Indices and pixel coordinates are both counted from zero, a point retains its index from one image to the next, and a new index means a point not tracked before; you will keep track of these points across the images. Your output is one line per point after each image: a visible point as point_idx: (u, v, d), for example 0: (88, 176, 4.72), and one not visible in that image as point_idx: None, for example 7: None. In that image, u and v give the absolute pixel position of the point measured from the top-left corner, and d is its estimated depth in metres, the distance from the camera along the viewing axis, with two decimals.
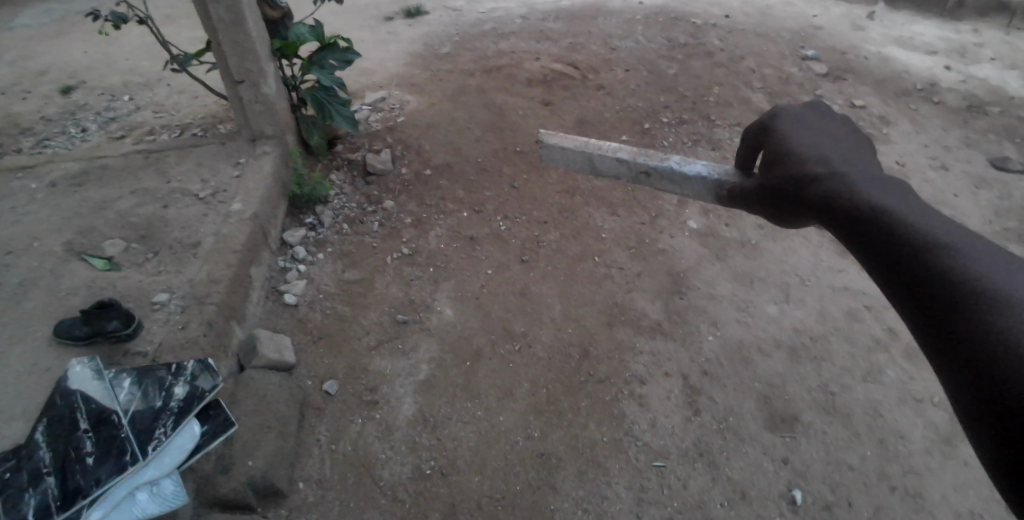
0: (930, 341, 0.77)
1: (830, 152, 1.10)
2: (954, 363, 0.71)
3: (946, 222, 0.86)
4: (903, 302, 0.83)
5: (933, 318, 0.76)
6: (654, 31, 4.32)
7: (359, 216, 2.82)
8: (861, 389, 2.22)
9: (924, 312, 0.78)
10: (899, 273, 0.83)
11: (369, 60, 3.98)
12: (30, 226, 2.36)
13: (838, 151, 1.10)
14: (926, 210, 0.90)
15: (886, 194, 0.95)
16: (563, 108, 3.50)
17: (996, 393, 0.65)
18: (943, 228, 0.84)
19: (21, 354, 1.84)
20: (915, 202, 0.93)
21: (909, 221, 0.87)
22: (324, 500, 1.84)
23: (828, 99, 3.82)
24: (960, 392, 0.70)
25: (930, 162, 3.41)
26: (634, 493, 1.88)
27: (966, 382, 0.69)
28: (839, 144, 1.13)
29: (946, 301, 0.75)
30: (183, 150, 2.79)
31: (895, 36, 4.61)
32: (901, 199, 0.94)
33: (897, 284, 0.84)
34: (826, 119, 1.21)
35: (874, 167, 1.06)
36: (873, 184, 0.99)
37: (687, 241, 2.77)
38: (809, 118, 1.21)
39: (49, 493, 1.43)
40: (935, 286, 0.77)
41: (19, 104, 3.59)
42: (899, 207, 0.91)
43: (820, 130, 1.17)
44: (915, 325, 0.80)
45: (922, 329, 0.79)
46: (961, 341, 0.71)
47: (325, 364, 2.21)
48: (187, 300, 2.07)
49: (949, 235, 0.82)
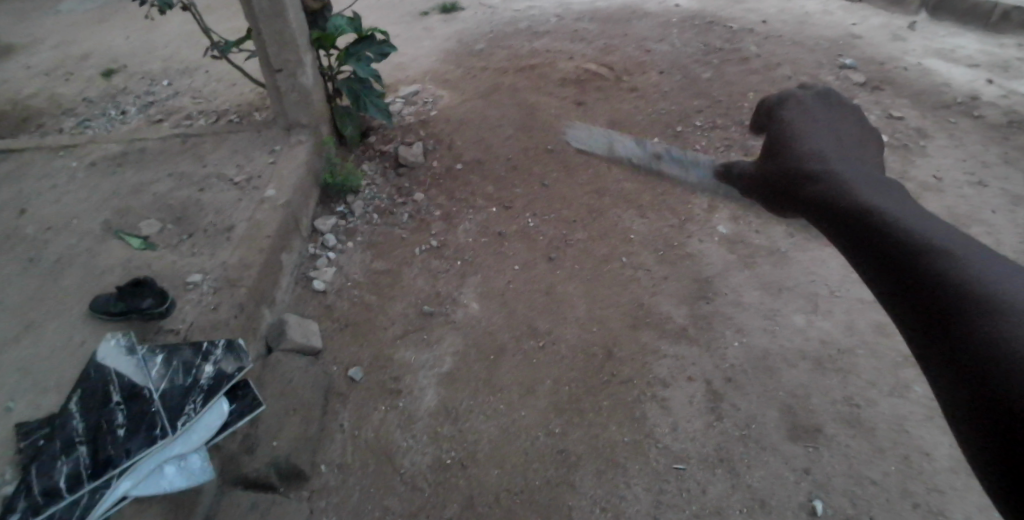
0: (921, 342, 0.77)
1: (853, 183, 1.14)
2: (945, 363, 0.71)
3: (951, 232, 0.89)
4: (896, 304, 0.84)
5: (926, 317, 0.77)
6: (688, 35, 4.29)
7: (388, 207, 2.85)
8: (888, 403, 2.18)
9: (917, 313, 0.79)
10: (897, 274, 0.86)
11: (404, 55, 4.03)
12: (70, 204, 2.43)
13: (859, 175, 1.18)
14: (931, 223, 0.94)
15: (897, 209, 1.00)
16: (595, 109, 3.50)
17: (997, 398, 0.62)
18: (946, 235, 0.87)
19: (60, 327, 1.91)
20: (923, 216, 0.98)
21: (915, 229, 0.91)
22: (344, 485, 1.87)
23: (864, 110, 3.76)
24: (954, 394, 0.68)
25: (967, 178, 3.33)
26: (652, 496, 1.87)
27: (957, 382, 0.68)
28: (861, 169, 1.21)
29: (936, 300, 0.76)
30: (219, 136, 2.85)
31: (936, 48, 4.50)
32: (910, 213, 0.98)
33: (892, 286, 0.86)
34: (850, 148, 1.30)
35: (890, 188, 1.12)
36: (886, 201, 1.05)
37: (715, 246, 2.74)
38: (845, 159, 1.25)
39: (80, 462, 1.47)
40: (928, 285, 0.79)
41: (64, 87, 3.70)
42: (906, 218, 0.95)
43: (843, 157, 1.25)
44: (907, 325, 0.81)
45: (913, 330, 0.79)
46: (951, 340, 0.71)
47: (350, 351, 2.24)
48: (219, 282, 2.11)
49: (950, 241, 0.85)
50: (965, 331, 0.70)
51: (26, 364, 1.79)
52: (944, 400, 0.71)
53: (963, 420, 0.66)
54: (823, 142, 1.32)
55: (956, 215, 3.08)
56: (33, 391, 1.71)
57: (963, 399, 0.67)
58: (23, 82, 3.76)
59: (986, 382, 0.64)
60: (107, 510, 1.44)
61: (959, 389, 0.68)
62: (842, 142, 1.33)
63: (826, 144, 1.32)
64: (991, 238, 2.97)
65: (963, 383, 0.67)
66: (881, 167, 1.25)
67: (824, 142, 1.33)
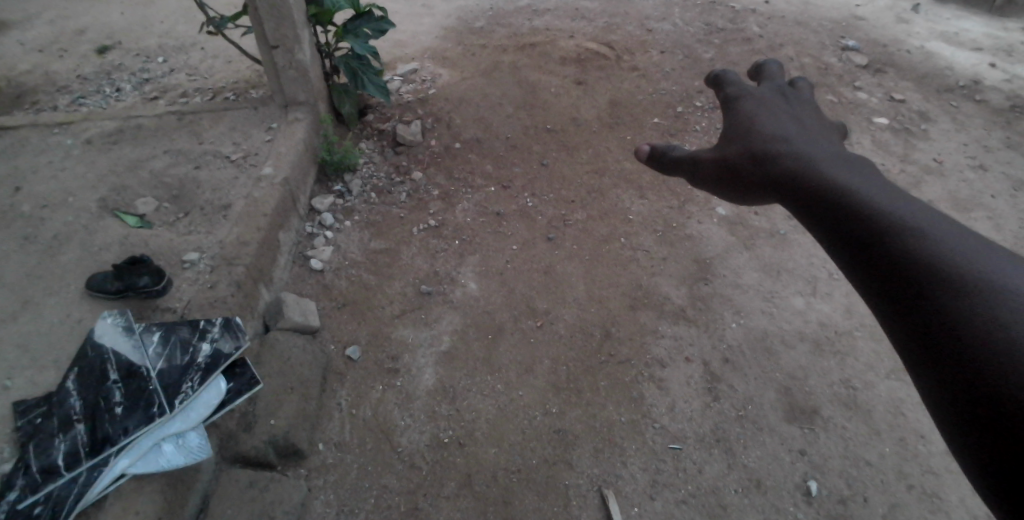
0: (891, 325, 0.75)
1: (793, 135, 1.09)
2: (914, 346, 0.70)
3: (905, 198, 0.85)
4: (863, 283, 0.80)
5: (896, 299, 0.74)
6: (691, 15, 4.22)
7: (387, 186, 2.83)
8: (885, 386, 2.18)
9: (887, 293, 0.76)
10: (858, 250, 0.81)
11: (402, 33, 3.97)
12: (65, 181, 2.40)
13: (799, 133, 1.10)
14: (884, 188, 0.89)
15: (845, 173, 0.95)
16: (596, 89, 3.46)
17: (966, 377, 0.63)
18: (898, 202, 0.84)
19: (57, 305, 1.89)
20: (875, 179, 0.94)
21: (870, 197, 0.86)
22: (343, 462, 1.88)
23: (867, 92, 3.72)
24: (919, 368, 0.70)
25: (968, 162, 3.31)
26: (649, 475, 1.88)
27: (932, 367, 0.67)
28: (805, 126, 1.12)
29: (907, 280, 0.73)
30: (216, 113, 2.81)
31: (940, 30, 4.44)
32: (861, 176, 0.94)
33: (852, 261, 0.82)
34: (784, 94, 1.21)
35: (832, 147, 1.06)
36: (834, 165, 0.98)
37: (715, 228, 2.72)
38: (776, 103, 1.18)
39: (78, 440, 1.47)
40: (891, 262, 0.75)
41: (58, 63, 3.64)
42: (858, 185, 0.91)
43: (781, 111, 1.16)
44: (879, 307, 0.78)
45: (886, 313, 0.76)
46: (929, 327, 0.68)
47: (348, 330, 2.24)
48: (217, 261, 2.09)
49: (912, 212, 0.80)
50: (941, 314, 0.67)
51: (23, 341, 1.78)
52: (920, 382, 0.70)
53: (952, 415, 0.64)
54: (755, 94, 1.21)
55: (956, 199, 3.06)
56: (31, 368, 1.71)
57: (930, 374, 0.68)
58: (16, 58, 3.71)
59: (978, 372, 0.62)
60: (106, 486, 1.46)
61: (943, 379, 0.65)
62: (775, 88, 1.23)
63: (761, 95, 1.21)
64: (990, 222, 2.95)
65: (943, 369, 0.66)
66: (822, 115, 1.17)
67: (755, 92, 1.21)
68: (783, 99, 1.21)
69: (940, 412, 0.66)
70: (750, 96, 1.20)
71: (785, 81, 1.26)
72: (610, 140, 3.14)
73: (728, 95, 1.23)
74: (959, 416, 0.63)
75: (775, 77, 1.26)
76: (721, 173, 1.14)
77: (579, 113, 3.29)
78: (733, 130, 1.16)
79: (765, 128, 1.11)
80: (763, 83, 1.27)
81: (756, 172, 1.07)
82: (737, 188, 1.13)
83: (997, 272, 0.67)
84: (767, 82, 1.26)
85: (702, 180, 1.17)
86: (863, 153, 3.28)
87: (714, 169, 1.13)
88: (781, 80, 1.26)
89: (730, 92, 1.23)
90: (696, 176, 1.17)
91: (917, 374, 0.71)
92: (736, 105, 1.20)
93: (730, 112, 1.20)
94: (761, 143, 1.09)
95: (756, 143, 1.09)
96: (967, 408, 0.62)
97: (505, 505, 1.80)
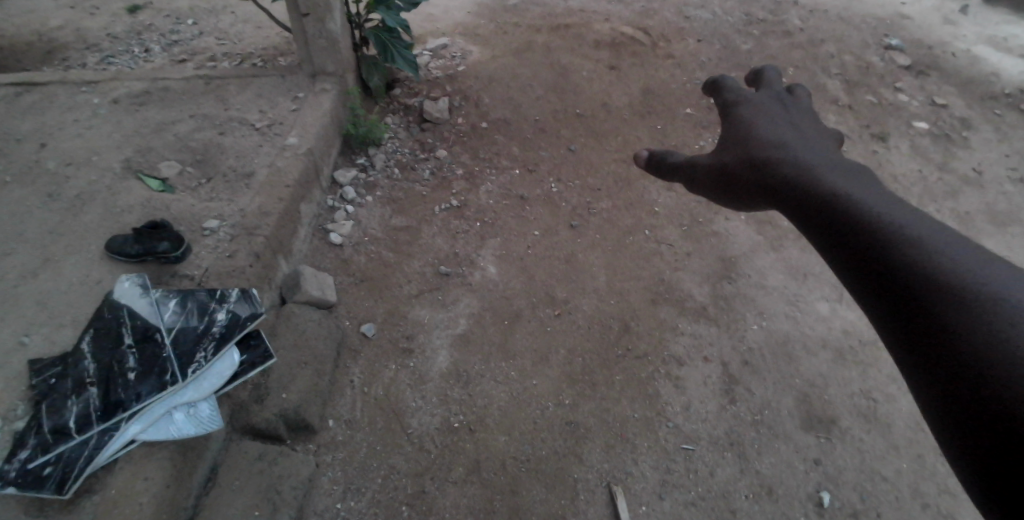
0: (891, 341, 0.70)
1: (792, 142, 1.03)
2: (916, 364, 0.65)
3: (905, 209, 0.79)
4: (864, 299, 0.75)
5: (895, 315, 0.69)
6: (731, 3, 4.09)
7: (410, 162, 2.80)
8: (907, 400, 2.12)
9: (889, 310, 0.70)
10: (856, 263, 0.76)
11: (434, 6, 3.90)
12: (91, 140, 2.40)
13: (797, 139, 1.04)
14: (884, 197, 0.84)
15: (845, 181, 0.90)
16: (628, 75, 3.37)
17: (969, 394, 0.58)
18: (899, 213, 0.78)
19: (78, 265, 1.89)
20: (875, 187, 0.88)
21: (870, 207, 0.81)
22: (352, 440, 1.88)
23: (908, 94, 3.59)
24: (921, 386, 0.65)
25: (1010, 174, 3.18)
26: (659, 475, 1.85)
27: (933, 386, 0.63)
28: (804, 132, 1.06)
29: (905, 297, 0.68)
30: (243, 79, 2.78)
31: (988, 34, 4.26)
32: (861, 185, 0.88)
33: (853, 279, 0.77)
34: (783, 99, 1.15)
35: (833, 155, 1.00)
36: (835, 174, 0.92)
37: (743, 226, 2.66)
38: (774, 109, 1.12)
39: (90, 403, 1.48)
40: (893, 278, 0.70)
41: (89, 20, 3.63)
42: (859, 194, 0.85)
43: (780, 116, 1.10)
44: (879, 323, 0.72)
45: (886, 331, 0.71)
46: (930, 343, 0.64)
47: (365, 306, 2.23)
48: (237, 230, 2.08)
49: (912, 224, 0.75)
50: (941, 330, 0.63)
51: (44, 299, 1.78)
52: (920, 400, 0.66)
53: (957, 437, 0.60)
54: (752, 100, 1.15)
55: (995, 213, 2.95)
56: (49, 325, 1.71)
57: (932, 392, 0.63)
58: (49, 13, 3.71)
59: (981, 397, 0.57)
60: (115, 451, 1.46)
61: (948, 403, 0.60)
62: (772, 94, 1.16)
63: (759, 101, 1.15)
64: None
65: (944, 387, 0.61)
66: (820, 119, 1.11)
67: (753, 98, 1.15)
68: (781, 104, 1.14)
69: (947, 438, 0.61)
70: (749, 101, 1.14)
71: (783, 86, 1.19)
72: (640, 129, 3.06)
73: (725, 99, 1.17)
74: (969, 444, 0.58)
75: (773, 82, 1.20)
76: (718, 182, 1.08)
77: (610, 99, 3.21)
78: (730, 137, 1.10)
79: (764, 134, 1.05)
80: (759, 89, 1.21)
81: (754, 179, 1.02)
82: (735, 195, 1.07)
83: (999, 285, 0.63)
84: (765, 88, 1.20)
85: (699, 187, 1.11)
86: (901, 158, 3.17)
87: (711, 175, 1.08)
88: (778, 87, 1.19)
89: (725, 96, 1.17)
90: (693, 182, 1.12)
91: (918, 394, 0.66)
92: (735, 111, 1.14)
93: (729, 118, 1.14)
94: (759, 150, 1.03)
95: (753, 150, 1.04)
96: (969, 428, 0.58)
97: (512, 494, 1.78)
